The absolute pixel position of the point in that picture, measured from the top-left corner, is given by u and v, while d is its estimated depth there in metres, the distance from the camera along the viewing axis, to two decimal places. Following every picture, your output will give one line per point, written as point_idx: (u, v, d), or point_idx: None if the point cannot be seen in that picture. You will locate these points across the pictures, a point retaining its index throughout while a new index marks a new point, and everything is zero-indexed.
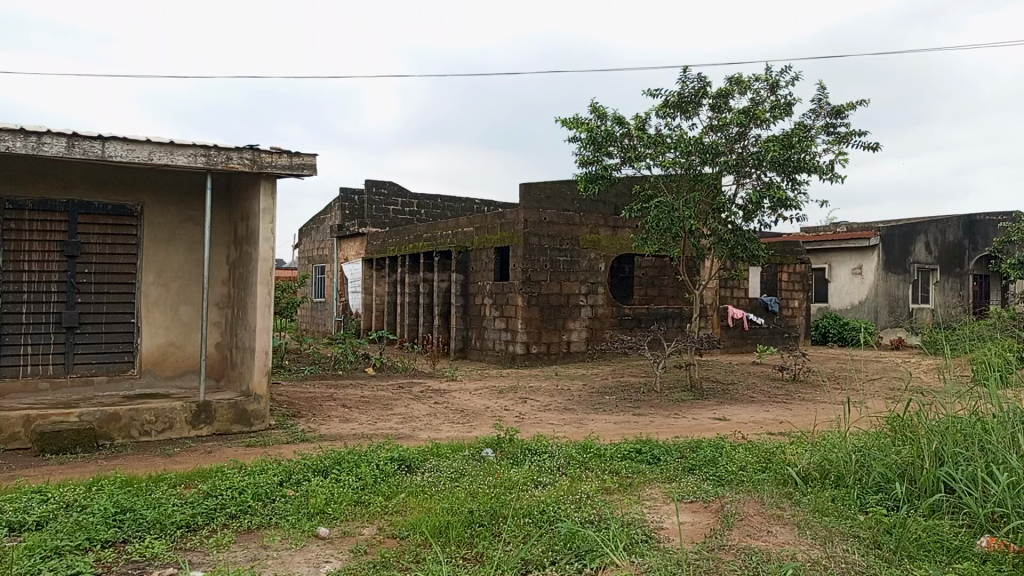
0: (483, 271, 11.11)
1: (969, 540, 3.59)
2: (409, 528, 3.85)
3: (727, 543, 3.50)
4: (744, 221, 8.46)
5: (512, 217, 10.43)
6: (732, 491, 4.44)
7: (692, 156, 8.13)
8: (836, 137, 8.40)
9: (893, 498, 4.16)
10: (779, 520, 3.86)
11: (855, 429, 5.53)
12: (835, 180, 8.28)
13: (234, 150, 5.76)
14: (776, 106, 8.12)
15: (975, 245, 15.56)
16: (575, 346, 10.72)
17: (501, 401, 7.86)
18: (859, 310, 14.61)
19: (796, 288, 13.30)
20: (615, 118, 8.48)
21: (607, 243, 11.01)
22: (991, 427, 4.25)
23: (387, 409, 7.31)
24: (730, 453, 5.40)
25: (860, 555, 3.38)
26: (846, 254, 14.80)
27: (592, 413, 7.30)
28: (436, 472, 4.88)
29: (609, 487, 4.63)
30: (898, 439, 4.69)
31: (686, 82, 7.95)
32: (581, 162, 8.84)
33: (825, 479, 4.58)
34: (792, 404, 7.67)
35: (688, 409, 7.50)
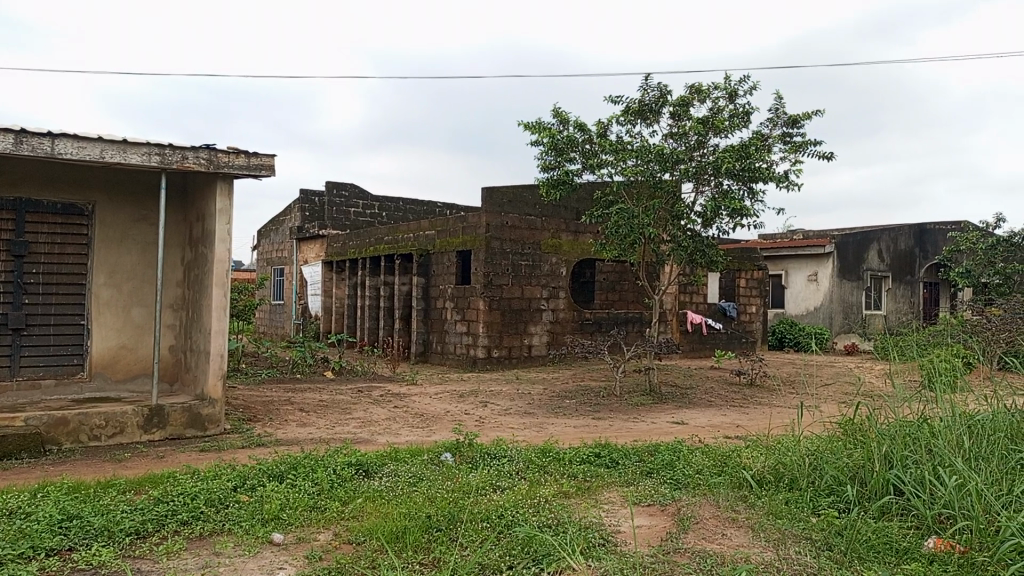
0: (444, 275, 11.06)
1: (916, 542, 3.67)
2: (366, 534, 3.81)
3: (682, 545, 3.54)
4: (703, 228, 8.56)
5: (474, 220, 10.42)
6: (688, 494, 4.48)
7: (653, 164, 8.22)
8: (792, 146, 8.56)
9: (844, 500, 4.25)
10: (734, 522, 3.92)
11: (808, 433, 5.63)
12: (792, 188, 8.43)
13: (189, 149, 5.65)
14: (734, 115, 8.24)
15: (925, 253, 15.97)
16: (536, 350, 10.74)
17: (461, 405, 7.83)
18: (814, 316, 14.89)
19: (753, 294, 13.51)
20: (576, 124, 8.53)
21: (568, 248, 11.08)
22: (938, 431, 4.36)
23: (346, 414, 7.24)
24: (688, 456, 5.46)
25: (812, 557, 3.44)
26: (802, 261, 15.08)
27: (552, 417, 7.31)
28: (394, 477, 4.84)
29: (567, 491, 4.64)
30: (851, 442, 4.79)
31: (647, 89, 8.03)
32: (543, 167, 8.87)
33: (779, 482, 4.66)
34: (748, 408, 7.78)
35: (647, 413, 7.56)
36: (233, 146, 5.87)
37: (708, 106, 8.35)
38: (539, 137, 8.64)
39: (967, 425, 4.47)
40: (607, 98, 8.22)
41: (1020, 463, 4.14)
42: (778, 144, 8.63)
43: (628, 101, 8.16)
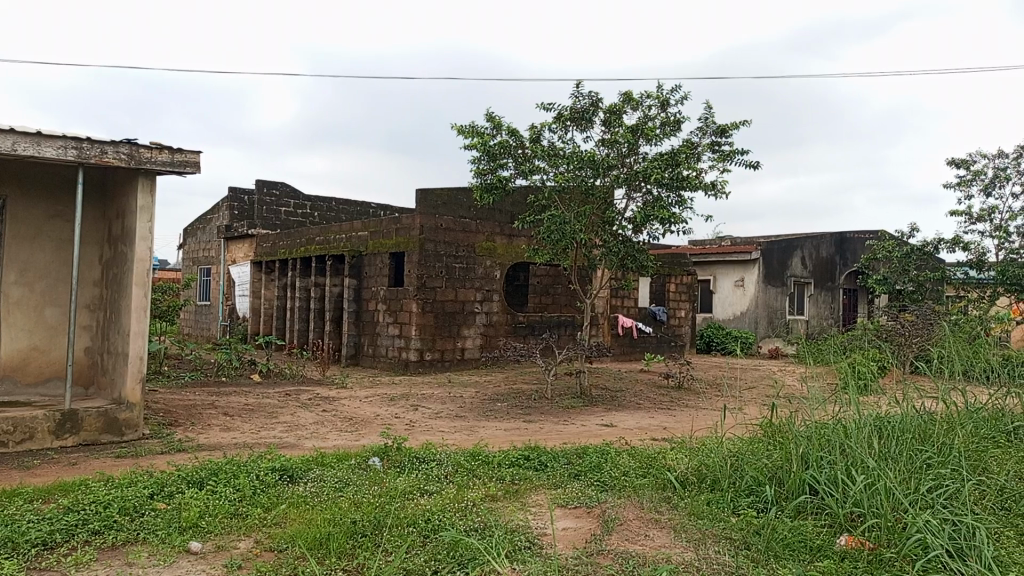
0: (377, 277, 10.94)
1: (829, 539, 3.80)
2: (288, 541, 3.73)
3: (605, 547, 3.59)
4: (634, 233, 8.70)
5: (408, 222, 10.34)
6: (613, 496, 4.54)
7: (584, 170, 8.33)
8: (720, 155, 8.78)
9: (763, 500, 4.37)
10: (657, 523, 3.99)
11: (731, 434, 5.79)
12: (720, 196, 8.64)
13: (109, 143, 5.44)
14: (664, 124, 8.41)
15: (845, 261, 16.61)
16: (469, 352, 10.72)
17: (392, 409, 7.76)
18: (740, 320, 15.31)
19: (683, 298, 13.80)
20: (509, 129, 8.56)
21: (503, 251, 11.11)
22: (850, 432, 4.54)
23: (272, 418, 7.09)
24: (615, 458, 5.53)
25: (730, 556, 3.53)
26: (730, 267, 15.49)
27: (482, 420, 7.32)
28: (319, 482, 4.76)
29: (495, 494, 4.65)
30: (771, 444, 4.94)
31: (579, 97, 8.11)
32: (476, 171, 8.87)
33: (702, 483, 4.77)
34: (675, 411, 7.94)
35: (577, 415, 7.64)
36: (155, 141, 5.68)
37: (639, 115, 8.49)
38: (472, 142, 8.64)
39: (879, 427, 4.66)
40: (539, 104, 8.27)
41: (926, 462, 4.33)
42: (707, 152, 8.83)
43: (560, 108, 8.23)
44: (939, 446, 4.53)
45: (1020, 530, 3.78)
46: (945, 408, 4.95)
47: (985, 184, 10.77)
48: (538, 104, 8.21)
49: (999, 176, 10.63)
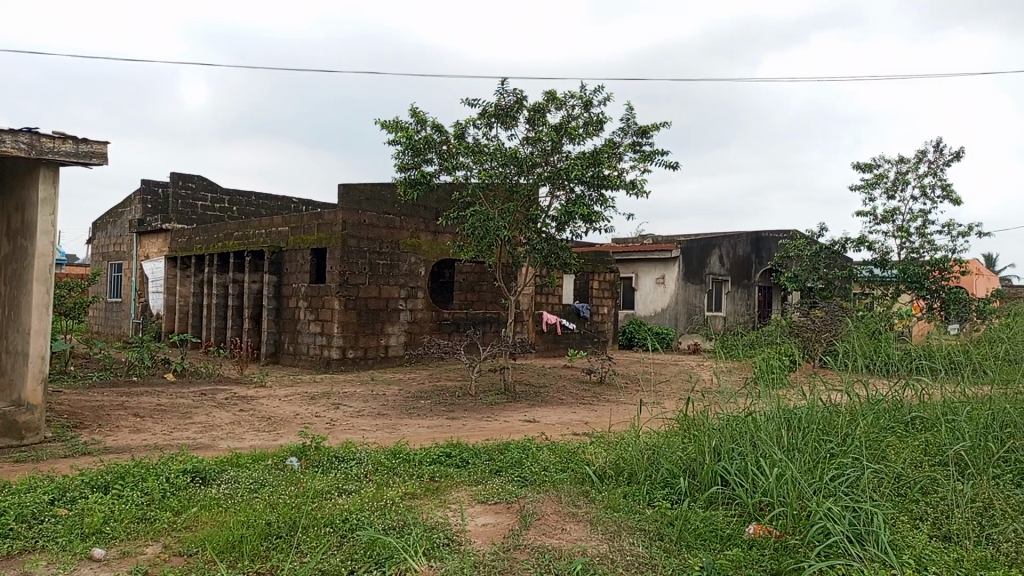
0: (298, 273, 10.72)
1: (739, 528, 3.92)
2: (199, 545, 3.63)
3: (522, 542, 3.62)
4: (557, 231, 8.80)
5: (330, 217, 10.18)
6: (533, 491, 4.59)
7: (508, 167, 8.37)
8: (641, 155, 8.95)
9: (677, 492, 4.49)
10: (574, 517, 4.05)
11: (647, 428, 5.93)
12: (640, 195, 8.82)
13: (6, 132, 5.16)
14: (587, 123, 8.53)
15: (760, 259, 17.18)
16: (393, 350, 10.62)
17: (312, 408, 7.63)
18: (661, 317, 15.67)
19: (606, 295, 14.04)
20: (433, 125, 8.51)
21: (427, 248, 11.06)
22: (760, 425, 4.72)
23: (185, 418, 6.86)
24: (535, 454, 5.58)
25: (644, 547, 3.61)
26: (651, 264, 15.84)
27: (405, 417, 7.27)
28: (234, 483, 4.64)
29: (415, 492, 4.63)
30: (686, 437, 5.08)
31: (503, 94, 8.13)
32: (399, 166, 8.78)
33: (620, 476, 4.86)
34: (595, 406, 8.08)
35: (500, 411, 7.68)
36: (58, 130, 5.42)
37: (562, 114, 8.57)
38: (396, 136, 8.54)
39: (787, 419, 4.84)
40: (464, 100, 8.25)
41: (830, 451, 4.53)
42: (628, 152, 9.00)
43: (485, 105, 8.23)
44: (842, 436, 4.74)
45: (914, 513, 4.00)
46: (849, 401, 5.18)
47: (887, 186, 11.33)
48: (462, 100, 8.19)
49: (899, 179, 11.19)
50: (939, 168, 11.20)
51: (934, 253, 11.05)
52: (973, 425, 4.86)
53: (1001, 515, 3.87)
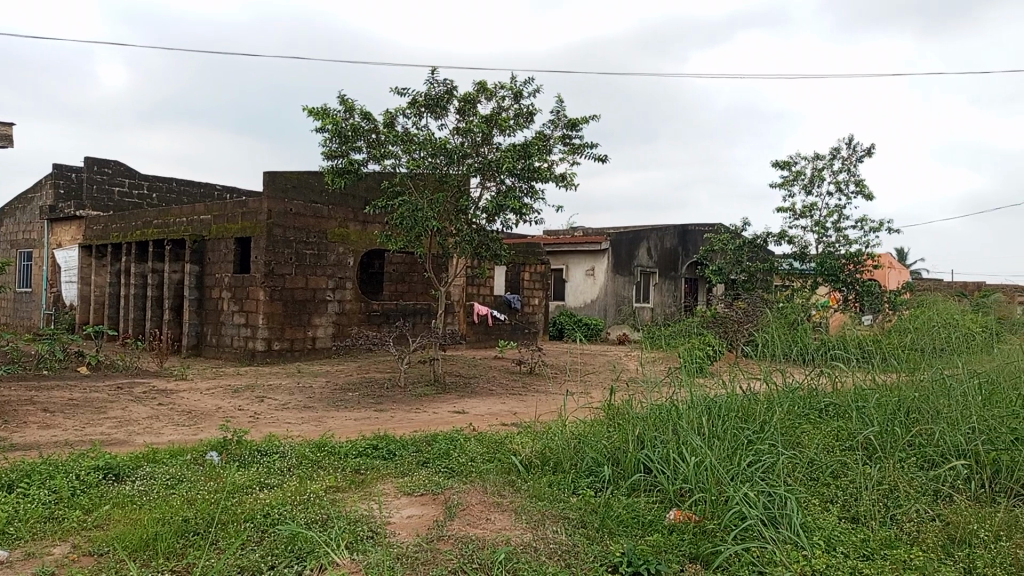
0: (221, 263, 10.43)
1: (660, 514, 4.01)
2: (110, 543, 3.50)
3: (446, 533, 3.62)
4: (487, 222, 8.79)
5: (254, 206, 9.93)
6: (459, 482, 4.60)
7: (438, 157, 8.32)
8: (571, 147, 9.02)
9: (601, 480, 4.57)
10: (499, 507, 4.07)
11: (574, 418, 6.01)
12: (570, 187, 8.89)
13: None
14: (518, 115, 8.54)
15: (687, 251, 17.58)
16: (320, 342, 10.44)
17: (235, 401, 7.44)
18: (590, 308, 15.87)
19: (536, 287, 14.13)
20: (362, 113, 8.38)
21: (356, 238, 10.91)
22: (681, 414, 4.85)
23: (99, 413, 6.60)
24: (463, 445, 5.58)
25: (567, 535, 3.66)
26: (581, 257, 16.02)
27: (332, 410, 7.17)
28: (149, 480, 4.49)
29: (339, 485, 4.57)
30: (611, 426, 5.17)
31: (434, 84, 8.07)
32: (327, 154, 8.62)
33: (545, 465, 4.91)
34: (525, 396, 8.13)
35: (429, 403, 7.64)
36: None
37: (493, 105, 8.56)
38: (324, 123, 8.38)
39: (708, 407, 4.98)
40: (393, 89, 8.15)
41: (748, 439, 4.67)
42: (558, 144, 9.05)
43: (415, 94, 8.15)
44: (760, 424, 4.89)
45: (825, 497, 4.16)
46: (766, 389, 5.36)
47: (805, 183, 11.72)
48: (391, 89, 8.08)
49: (817, 176, 11.60)
50: (853, 165, 11.66)
51: (849, 247, 11.52)
52: (881, 410, 5.06)
53: (904, 495, 4.06)
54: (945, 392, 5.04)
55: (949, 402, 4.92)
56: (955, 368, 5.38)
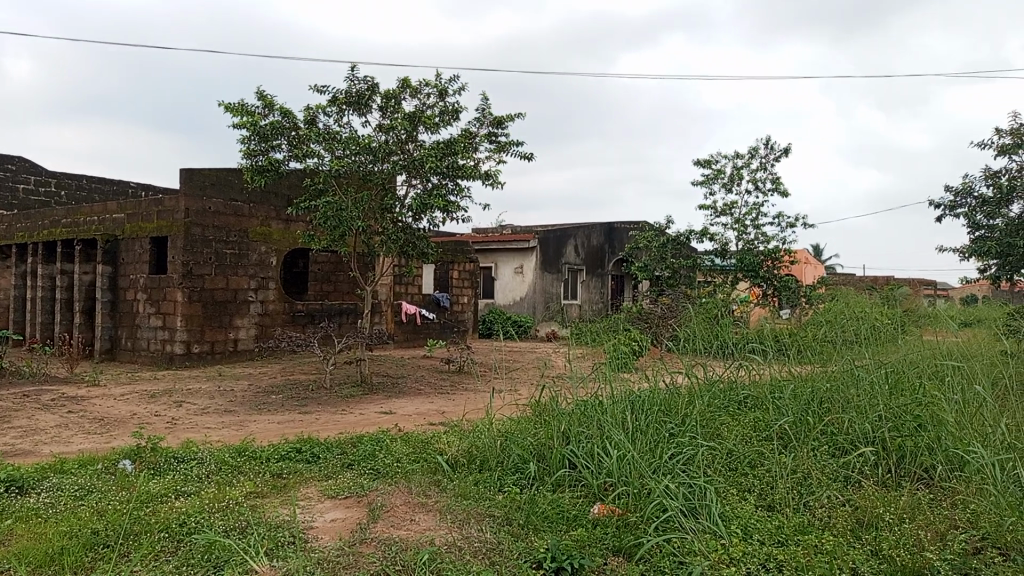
0: (136, 263, 10.05)
1: (584, 509, 4.05)
2: (12, 560, 3.33)
3: (369, 536, 3.58)
4: (414, 221, 8.73)
5: (170, 205, 9.61)
6: (384, 483, 4.55)
7: (362, 156, 8.21)
8: (497, 145, 9.04)
9: (527, 477, 4.59)
10: (423, 507, 4.05)
11: (501, 416, 6.01)
12: (496, 185, 8.90)
13: None
14: (443, 112, 8.50)
15: (613, 249, 17.86)
16: (242, 344, 10.16)
17: (151, 406, 7.17)
18: (519, 305, 15.94)
19: (465, 285, 14.11)
20: (281, 109, 8.20)
21: (279, 237, 10.67)
22: (605, 410, 4.93)
23: (2, 423, 6.26)
24: (389, 446, 5.52)
25: (492, 533, 3.67)
26: (510, 255, 16.08)
27: (254, 413, 6.99)
28: (55, 491, 4.28)
29: (260, 490, 4.46)
30: (537, 423, 5.20)
31: (355, 81, 7.95)
32: (245, 152, 8.40)
33: (471, 464, 4.91)
34: (453, 395, 8.09)
35: (355, 404, 7.53)
36: None
37: (417, 102, 8.50)
38: (241, 121, 8.16)
39: (631, 402, 5.06)
40: (313, 86, 7.99)
41: (670, 432, 4.77)
42: (484, 143, 9.05)
43: (335, 92, 8.02)
44: (681, 417, 5.00)
45: (742, 487, 4.28)
46: (688, 382, 5.49)
47: (725, 181, 12.05)
48: (311, 86, 7.92)
49: (736, 175, 11.94)
50: (770, 164, 12.05)
51: (767, 244, 11.90)
52: (796, 401, 5.24)
53: (816, 482, 4.21)
54: (854, 381, 5.25)
55: (859, 390, 5.12)
56: (865, 358, 5.61)
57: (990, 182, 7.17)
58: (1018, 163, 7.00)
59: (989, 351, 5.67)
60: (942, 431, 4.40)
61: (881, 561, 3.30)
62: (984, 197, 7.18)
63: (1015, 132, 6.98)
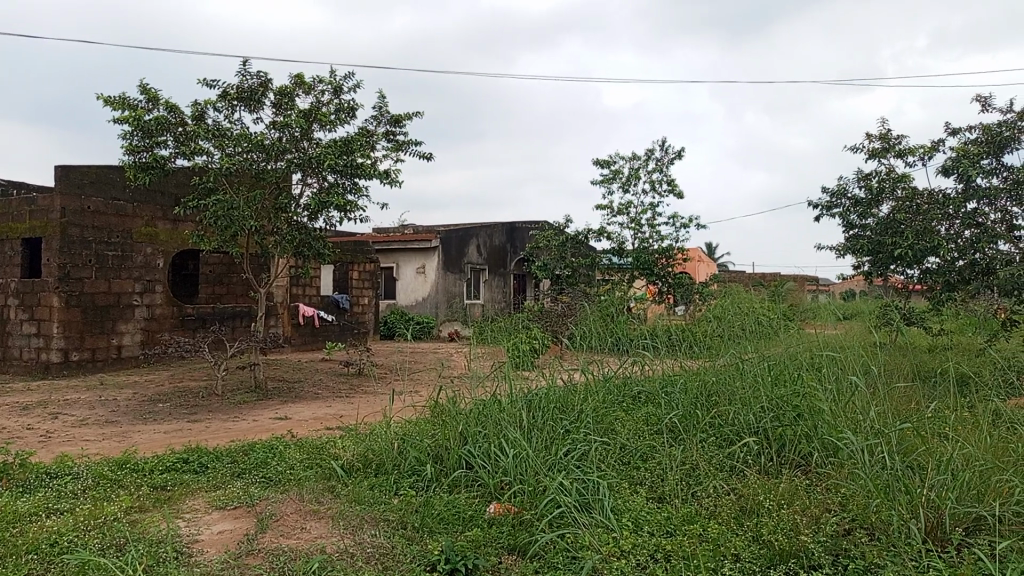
0: (7, 266, 9.40)
1: (480, 509, 4.06)
2: None
3: (256, 547, 3.47)
4: (310, 220, 8.52)
5: (44, 204, 9.02)
6: (275, 492, 4.42)
7: (254, 153, 7.95)
8: (395, 144, 8.93)
9: (423, 479, 4.56)
10: (315, 515, 3.96)
11: (398, 418, 5.95)
12: (395, 184, 8.80)
13: None
14: (339, 110, 8.34)
15: (515, 248, 18.02)
16: (126, 351, 9.66)
17: (22, 420, 6.70)
18: (421, 306, 15.83)
19: (366, 286, 13.89)
20: (166, 104, 7.83)
21: (166, 238, 10.24)
22: (503, 410, 4.96)
23: None
24: (283, 452, 5.37)
25: (385, 537, 3.62)
26: (411, 255, 15.96)
27: (138, 423, 6.65)
28: None
29: (142, 504, 4.24)
30: (435, 424, 5.18)
31: (246, 76, 7.70)
32: (127, 148, 7.98)
33: (367, 468, 4.84)
34: (351, 398, 7.95)
35: (248, 411, 7.29)
36: None
37: (312, 99, 8.30)
38: (123, 115, 7.74)
39: (528, 400, 5.12)
40: (200, 79, 7.68)
41: (565, 429, 4.83)
42: (381, 141, 8.93)
43: (225, 86, 7.73)
44: (576, 413, 5.08)
45: (634, 480, 4.40)
46: (584, 379, 5.61)
47: (623, 181, 12.35)
48: (198, 80, 7.60)
49: (632, 175, 12.26)
50: (665, 165, 12.43)
51: (661, 242, 12.30)
52: (686, 395, 5.41)
53: (704, 473, 4.36)
54: (740, 373, 5.47)
55: (744, 381, 5.34)
56: (750, 351, 5.86)
57: (863, 184, 7.63)
58: (887, 165, 7.47)
59: (862, 341, 6.05)
60: (819, 419, 4.63)
61: (761, 546, 3.45)
62: (857, 198, 7.65)
63: (884, 136, 7.45)
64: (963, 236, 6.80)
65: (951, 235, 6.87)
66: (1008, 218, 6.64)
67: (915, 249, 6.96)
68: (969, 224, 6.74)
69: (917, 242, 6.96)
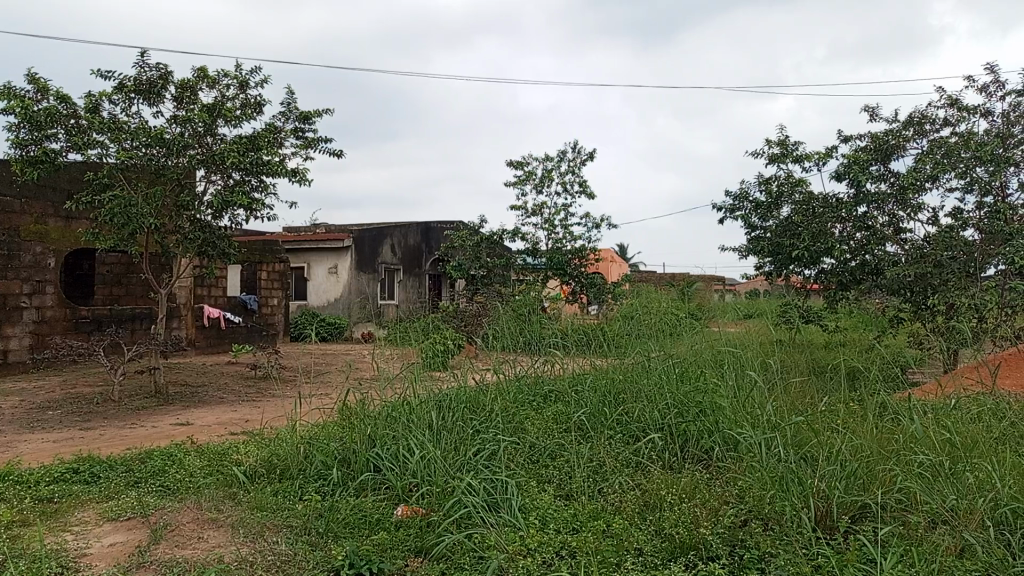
0: None
1: (387, 512, 4.00)
2: None
3: (147, 558, 3.34)
4: (214, 219, 8.23)
5: None
6: (172, 501, 4.24)
7: (153, 149, 7.61)
8: (303, 141, 8.73)
9: (329, 483, 4.47)
10: (214, 523, 3.83)
11: (305, 421, 5.82)
12: (303, 182, 8.60)
13: None
14: (244, 105, 8.09)
15: (429, 248, 17.96)
16: (13, 355, 9.10)
17: None
18: (334, 307, 15.56)
19: (275, 287, 13.55)
20: (57, 94, 7.41)
21: (58, 236, 9.72)
22: (411, 413, 4.92)
23: None
24: (182, 460, 5.16)
25: (287, 544, 3.53)
26: (323, 255, 15.66)
27: (25, 432, 6.27)
28: None
29: (26, 519, 4.00)
30: (342, 426, 5.09)
31: (144, 68, 7.36)
32: (13, 141, 7.51)
33: (271, 474, 4.70)
34: (257, 402, 7.73)
35: (148, 417, 6.99)
36: None
37: (215, 94, 8.02)
38: (9, 106, 7.28)
39: (439, 401, 5.09)
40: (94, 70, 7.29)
41: (474, 430, 4.83)
42: (290, 138, 8.71)
43: (121, 78, 7.37)
44: (486, 413, 5.08)
45: (543, 478, 4.44)
46: (495, 379, 5.62)
47: (536, 182, 12.46)
48: (91, 70, 7.22)
49: (545, 177, 12.39)
50: (576, 167, 12.62)
51: (574, 243, 12.49)
52: (594, 393, 5.49)
53: (610, 470, 4.44)
54: (646, 371, 5.59)
55: (650, 378, 5.46)
56: (656, 348, 6.00)
57: (763, 188, 7.93)
58: (786, 170, 7.79)
59: (761, 339, 6.29)
60: (719, 415, 4.76)
61: (663, 540, 3.54)
62: (758, 201, 7.94)
63: (783, 143, 7.77)
64: (854, 238, 7.18)
65: (844, 237, 7.23)
66: (895, 221, 7.04)
67: (812, 250, 7.29)
68: (860, 226, 7.13)
69: (813, 244, 7.29)
